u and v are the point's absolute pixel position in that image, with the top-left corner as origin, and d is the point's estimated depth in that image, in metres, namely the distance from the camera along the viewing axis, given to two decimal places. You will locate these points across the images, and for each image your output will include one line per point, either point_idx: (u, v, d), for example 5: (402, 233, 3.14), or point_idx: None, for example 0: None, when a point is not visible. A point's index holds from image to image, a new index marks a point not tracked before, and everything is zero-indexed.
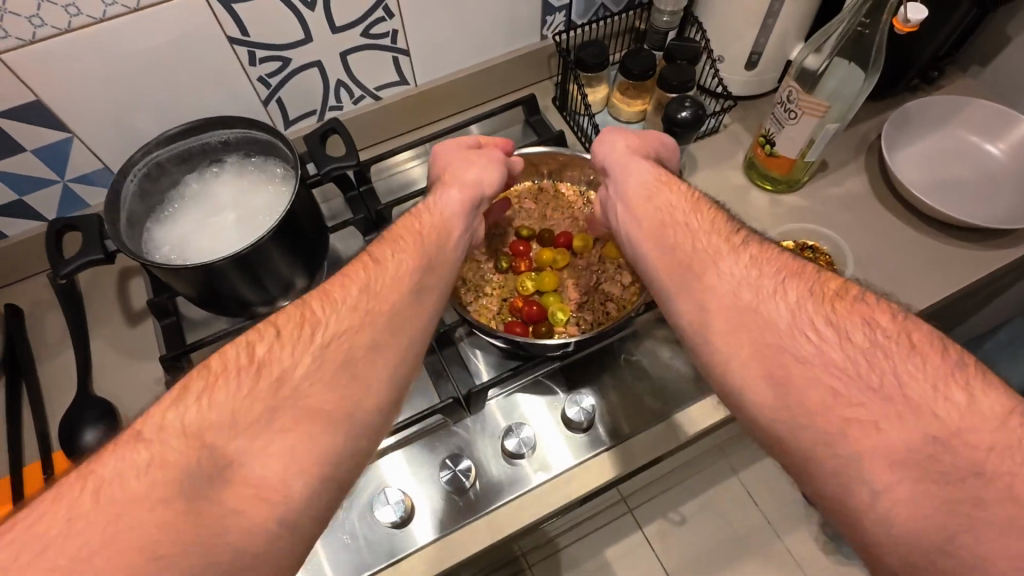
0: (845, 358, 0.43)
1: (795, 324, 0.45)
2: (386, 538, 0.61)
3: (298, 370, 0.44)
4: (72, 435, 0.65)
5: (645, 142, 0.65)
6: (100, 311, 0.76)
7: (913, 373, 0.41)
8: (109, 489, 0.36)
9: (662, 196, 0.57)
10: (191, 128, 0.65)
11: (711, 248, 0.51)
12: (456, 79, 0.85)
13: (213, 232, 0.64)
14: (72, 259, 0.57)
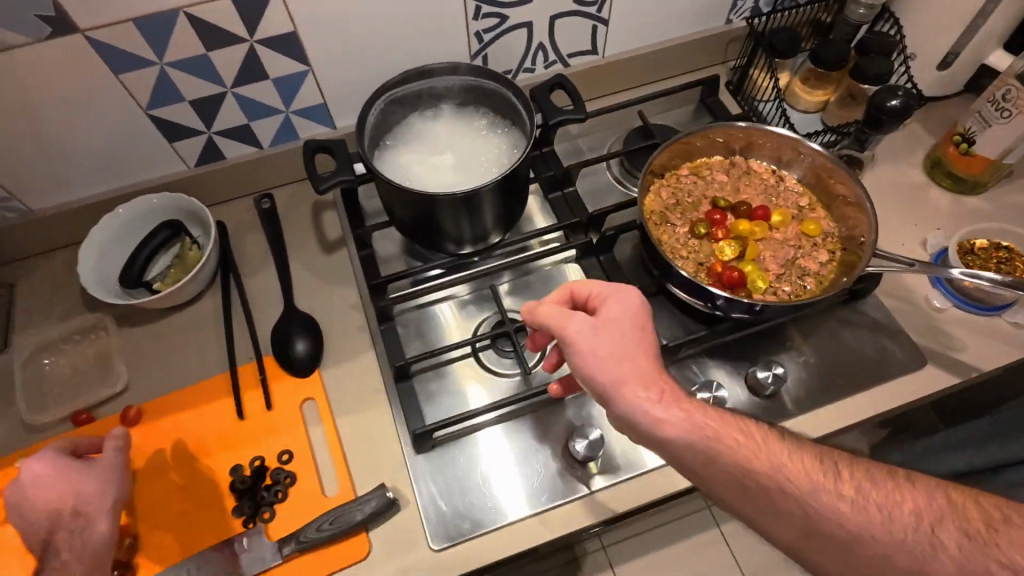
0: (956, 543, 0.45)
1: (846, 507, 0.48)
2: (549, 477, 0.64)
3: None
4: (285, 344, 0.71)
5: (615, 313, 0.54)
6: (297, 237, 0.81)
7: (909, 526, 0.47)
8: None
9: (684, 407, 0.52)
10: (428, 69, 0.67)
11: (726, 437, 0.51)
12: (642, 54, 0.87)
13: (435, 172, 0.68)
14: (329, 177, 0.62)
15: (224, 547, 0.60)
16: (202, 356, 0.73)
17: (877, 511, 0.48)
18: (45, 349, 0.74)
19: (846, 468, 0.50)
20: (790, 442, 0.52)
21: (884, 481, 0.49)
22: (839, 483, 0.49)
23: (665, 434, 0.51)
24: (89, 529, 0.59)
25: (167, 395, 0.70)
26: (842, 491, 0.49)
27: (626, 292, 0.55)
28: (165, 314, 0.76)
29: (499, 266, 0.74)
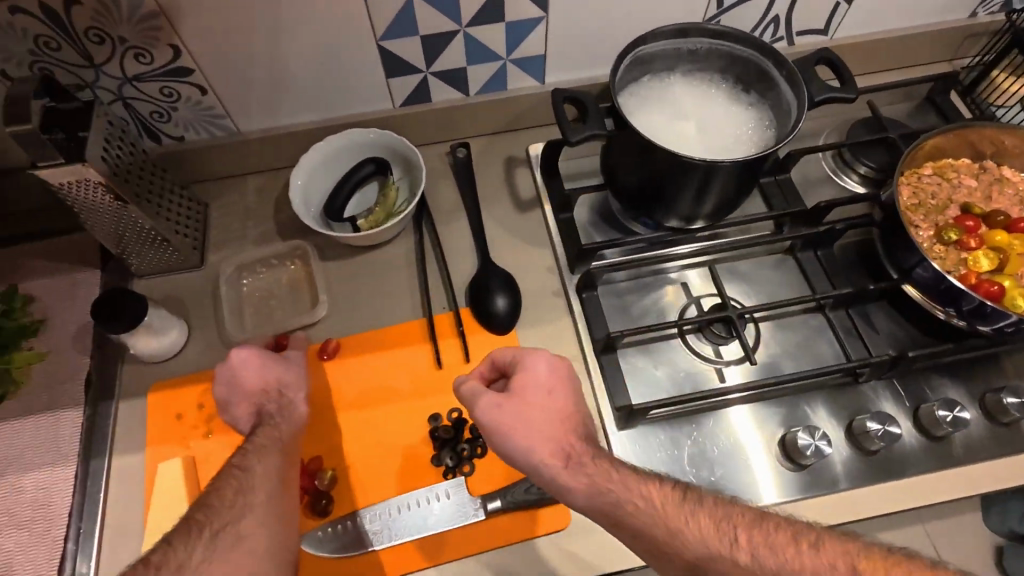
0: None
1: (731, 563, 0.45)
2: (732, 479, 0.61)
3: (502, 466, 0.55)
4: (485, 298, 0.69)
5: (529, 380, 0.55)
6: (490, 191, 0.79)
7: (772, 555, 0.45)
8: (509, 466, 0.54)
9: (588, 472, 0.51)
10: (686, 29, 0.63)
11: (631, 500, 0.49)
12: (874, 40, 0.80)
13: (674, 139, 0.63)
14: (581, 129, 0.58)
15: (429, 491, 0.61)
16: (396, 300, 0.72)
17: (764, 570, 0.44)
18: (241, 270, 0.74)
19: (748, 532, 0.46)
20: (693, 504, 0.49)
21: (783, 544, 0.45)
22: (733, 543, 0.46)
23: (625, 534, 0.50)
24: (292, 409, 0.61)
25: (360, 334, 0.70)
26: (733, 554, 0.46)
27: (539, 358, 0.56)
28: (357, 252, 0.75)
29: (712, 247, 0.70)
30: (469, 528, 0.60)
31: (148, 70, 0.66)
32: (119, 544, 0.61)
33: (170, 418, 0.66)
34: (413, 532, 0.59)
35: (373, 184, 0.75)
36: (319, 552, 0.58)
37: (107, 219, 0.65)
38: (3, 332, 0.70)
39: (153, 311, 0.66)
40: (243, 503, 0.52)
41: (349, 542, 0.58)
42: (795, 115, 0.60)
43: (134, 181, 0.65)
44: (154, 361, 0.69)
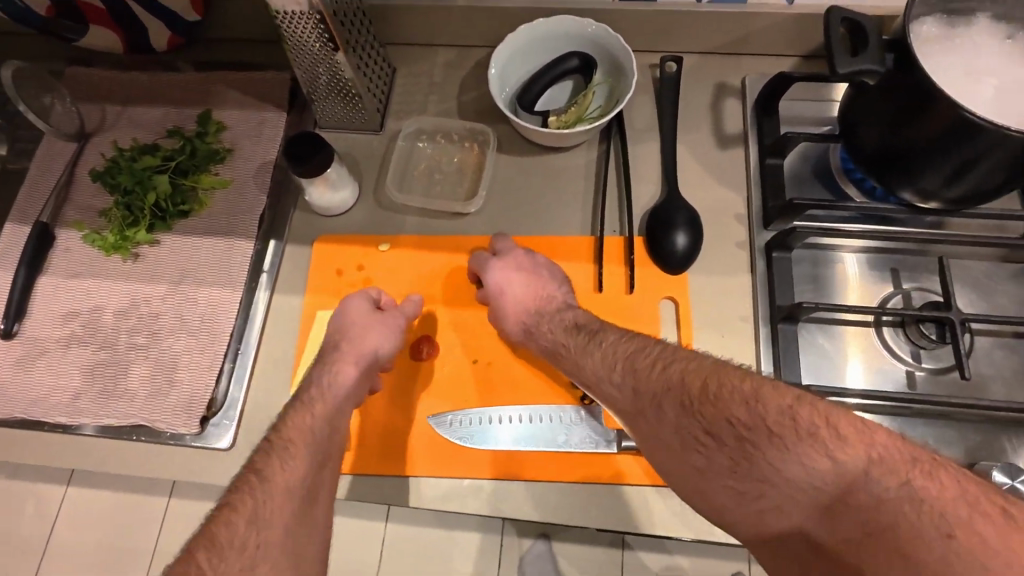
0: (676, 416, 0.45)
1: (617, 387, 0.50)
2: None
3: (576, 373, 0.55)
4: (663, 232, 0.63)
5: (489, 271, 0.62)
6: (691, 118, 0.71)
7: (715, 407, 0.43)
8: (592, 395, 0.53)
9: (536, 326, 0.59)
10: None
11: (558, 346, 0.57)
12: None
13: (959, 92, 0.51)
14: (853, 62, 0.49)
15: (562, 412, 0.59)
16: (565, 209, 0.68)
17: (631, 387, 0.50)
18: (417, 143, 0.72)
19: (627, 361, 0.51)
20: (592, 343, 0.54)
21: (644, 366, 0.50)
22: (614, 370, 0.51)
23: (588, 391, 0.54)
24: (340, 377, 0.57)
25: (526, 237, 0.67)
26: (613, 377, 0.51)
27: (510, 258, 0.63)
28: (534, 151, 0.70)
29: (945, 238, 0.58)
30: (597, 458, 0.58)
31: None
32: (270, 374, 0.66)
33: (331, 271, 0.68)
34: (541, 443, 0.58)
35: (570, 81, 0.69)
36: (449, 436, 0.60)
37: (312, 61, 0.64)
38: (196, 151, 0.73)
39: (335, 164, 0.66)
40: (268, 480, 0.49)
41: (476, 437, 0.59)
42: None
43: (346, 27, 0.63)
44: (322, 212, 0.70)
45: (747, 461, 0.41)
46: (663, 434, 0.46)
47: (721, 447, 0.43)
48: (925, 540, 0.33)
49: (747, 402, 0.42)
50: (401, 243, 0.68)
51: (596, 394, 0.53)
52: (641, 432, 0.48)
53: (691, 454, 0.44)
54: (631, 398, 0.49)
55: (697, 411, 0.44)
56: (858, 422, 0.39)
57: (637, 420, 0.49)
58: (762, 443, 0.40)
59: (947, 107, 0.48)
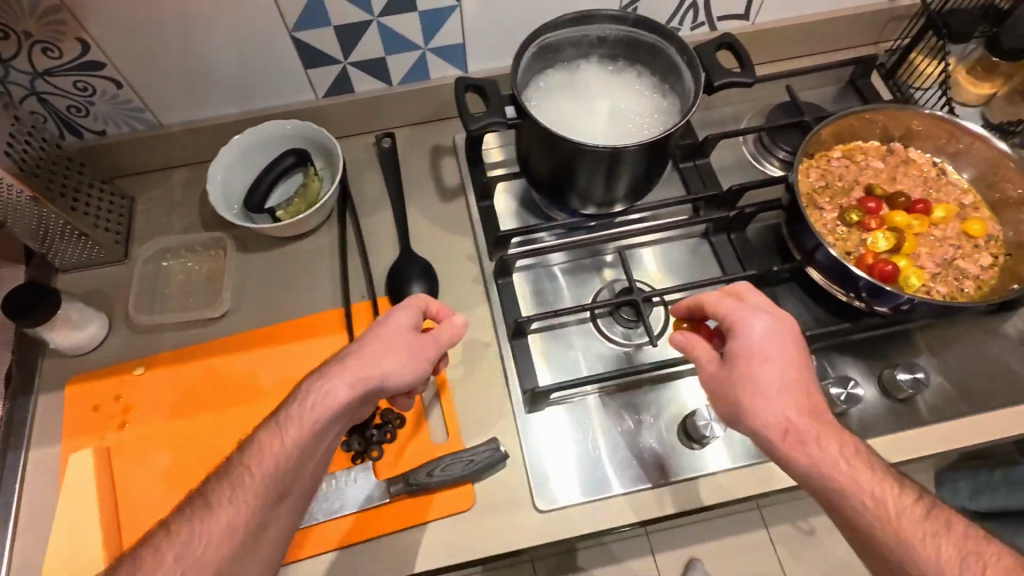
0: (847, 469, 0.48)
1: (798, 437, 0.49)
2: (640, 456, 0.62)
3: (721, 377, 0.53)
4: (401, 286, 0.69)
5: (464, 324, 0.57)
6: (415, 180, 0.79)
7: (837, 455, 0.49)
8: (756, 396, 0.50)
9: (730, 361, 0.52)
10: (585, 15, 0.64)
11: (713, 367, 0.53)
12: (793, 25, 0.81)
13: (583, 127, 0.64)
14: (480, 117, 0.59)
15: (334, 479, 0.60)
16: (315, 288, 0.73)
17: (810, 454, 0.49)
18: (163, 263, 0.75)
19: (802, 410, 0.50)
20: (849, 463, 0.48)
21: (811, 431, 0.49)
22: (796, 411, 0.50)
23: (744, 398, 0.51)
24: (326, 394, 0.51)
25: (280, 323, 0.70)
26: (802, 424, 0.50)
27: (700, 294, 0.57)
28: (278, 243, 0.75)
29: (621, 234, 0.70)
30: (375, 514, 0.60)
31: (58, 65, 0.66)
32: (35, 535, 0.62)
33: (86, 410, 0.66)
34: (319, 515, 0.59)
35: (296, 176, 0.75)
36: None
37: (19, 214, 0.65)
38: None
39: (69, 304, 0.66)
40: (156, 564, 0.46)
41: None
42: (690, 78, 0.61)
43: (43, 175, 0.65)
44: (74, 354, 0.70)
45: (900, 537, 0.46)
46: (842, 473, 0.48)
47: (852, 484, 0.48)
48: None
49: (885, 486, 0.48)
50: (156, 362, 0.68)
51: (795, 412, 0.50)
52: (807, 451, 0.49)
53: (837, 475, 0.48)
54: (819, 439, 0.49)
55: (850, 463, 0.49)
56: (980, 537, 0.47)
57: (816, 446, 0.49)
58: (915, 526, 0.47)
59: (561, 146, 0.61)
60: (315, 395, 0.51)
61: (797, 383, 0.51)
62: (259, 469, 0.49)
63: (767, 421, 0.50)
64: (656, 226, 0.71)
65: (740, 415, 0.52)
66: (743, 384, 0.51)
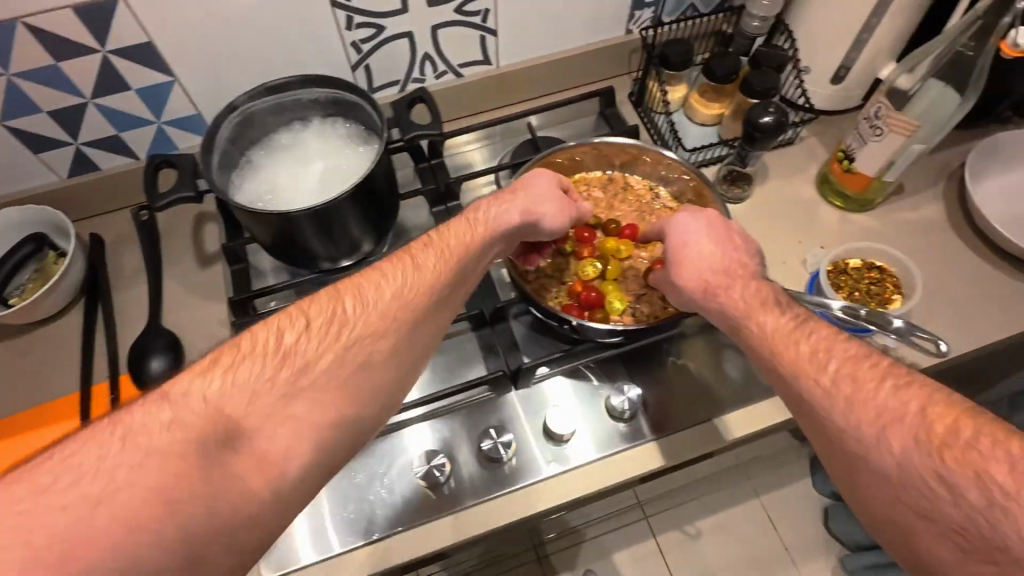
0: (903, 436, 0.42)
1: (812, 377, 0.48)
2: (366, 509, 0.62)
3: (807, 358, 0.49)
4: (140, 362, 0.69)
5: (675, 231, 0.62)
6: (176, 250, 0.80)
7: (870, 394, 0.45)
8: (816, 354, 0.49)
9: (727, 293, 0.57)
10: (260, 87, 0.65)
11: (747, 320, 0.54)
12: (536, 64, 0.86)
13: (293, 187, 0.66)
14: (167, 193, 0.60)
15: None
16: (59, 372, 0.71)
17: (809, 379, 0.48)
18: None
19: (825, 357, 0.48)
20: (799, 331, 0.51)
21: (867, 375, 0.46)
22: (824, 359, 0.48)
23: (791, 352, 0.50)
24: (306, 345, 0.46)
25: (15, 414, 0.68)
26: (829, 378, 0.47)
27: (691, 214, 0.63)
28: (25, 330, 0.73)
29: None
30: None
31: None
32: None
33: None
34: None
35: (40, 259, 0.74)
36: None
37: None
38: None
39: None
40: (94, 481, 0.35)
41: None
42: (381, 135, 0.65)
43: None
44: None
45: (942, 462, 0.40)
46: (869, 420, 0.44)
47: (925, 452, 0.41)
48: (936, 508, 0.40)
49: (898, 406, 0.44)
50: None
51: (777, 346, 0.50)
52: (881, 407, 0.44)
53: (897, 429, 0.43)
54: (893, 399, 0.44)
55: (901, 395, 0.44)
56: (997, 432, 0.40)
57: (887, 393, 0.45)
58: (928, 453, 0.41)
59: (263, 217, 0.62)
60: (269, 328, 0.47)
61: (856, 353, 0.48)
62: (360, 323, 0.49)
63: (848, 395, 0.45)
64: None
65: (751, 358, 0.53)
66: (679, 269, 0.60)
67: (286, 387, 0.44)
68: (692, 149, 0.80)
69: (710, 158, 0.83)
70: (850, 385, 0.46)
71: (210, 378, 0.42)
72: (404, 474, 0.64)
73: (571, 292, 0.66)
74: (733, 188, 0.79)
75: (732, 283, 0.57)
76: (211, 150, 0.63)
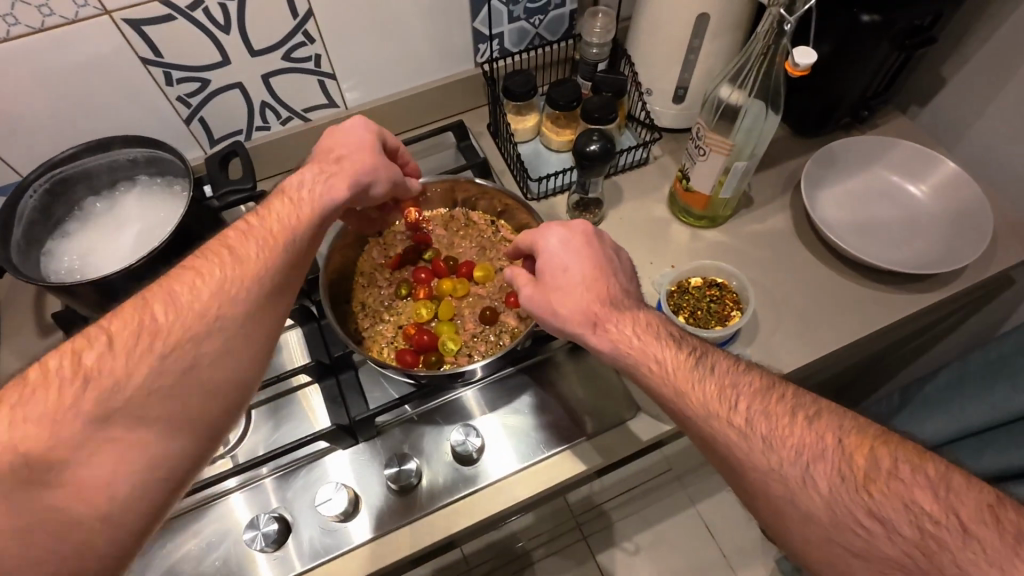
0: (826, 465, 0.43)
1: (726, 417, 0.47)
2: None
3: (716, 396, 0.48)
4: None
5: (548, 249, 0.58)
6: (13, 321, 0.76)
7: (780, 431, 0.45)
8: (721, 392, 0.49)
9: (612, 333, 0.54)
10: (63, 156, 0.64)
11: (648, 364, 0.52)
12: (386, 103, 0.85)
13: (110, 251, 0.64)
14: None
15: None
16: None
17: (722, 426, 0.47)
18: None
19: (735, 395, 0.48)
20: (701, 368, 0.50)
21: (776, 409, 0.47)
22: (733, 398, 0.48)
23: (696, 396, 0.49)
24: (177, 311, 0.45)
25: None
26: (742, 417, 0.47)
27: (557, 233, 0.59)
28: None
29: None
30: None
31: None
32: None
33: None
34: None
35: None
36: None
37: None
38: None
39: None
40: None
41: None
42: (190, 194, 0.63)
43: None
44: None
45: (845, 496, 0.42)
46: (791, 452, 0.44)
47: (843, 479, 0.43)
48: (864, 537, 0.41)
49: (806, 438, 0.45)
50: None
51: (683, 393, 0.50)
52: (801, 444, 0.45)
53: (819, 467, 0.43)
54: (809, 429, 0.45)
55: (808, 428, 0.45)
56: (890, 455, 0.43)
57: (799, 425, 0.46)
58: (848, 485, 0.42)
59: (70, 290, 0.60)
60: (135, 301, 0.45)
61: (758, 387, 0.48)
62: (215, 290, 0.47)
63: (763, 425, 0.46)
64: None
65: (661, 403, 0.51)
66: (568, 303, 0.55)
67: (161, 352, 0.43)
68: (541, 178, 0.81)
69: (563, 184, 0.83)
70: (762, 417, 0.46)
71: (81, 354, 0.42)
72: (238, 545, 0.60)
73: (404, 338, 0.65)
74: (584, 214, 0.80)
75: (613, 317, 0.54)
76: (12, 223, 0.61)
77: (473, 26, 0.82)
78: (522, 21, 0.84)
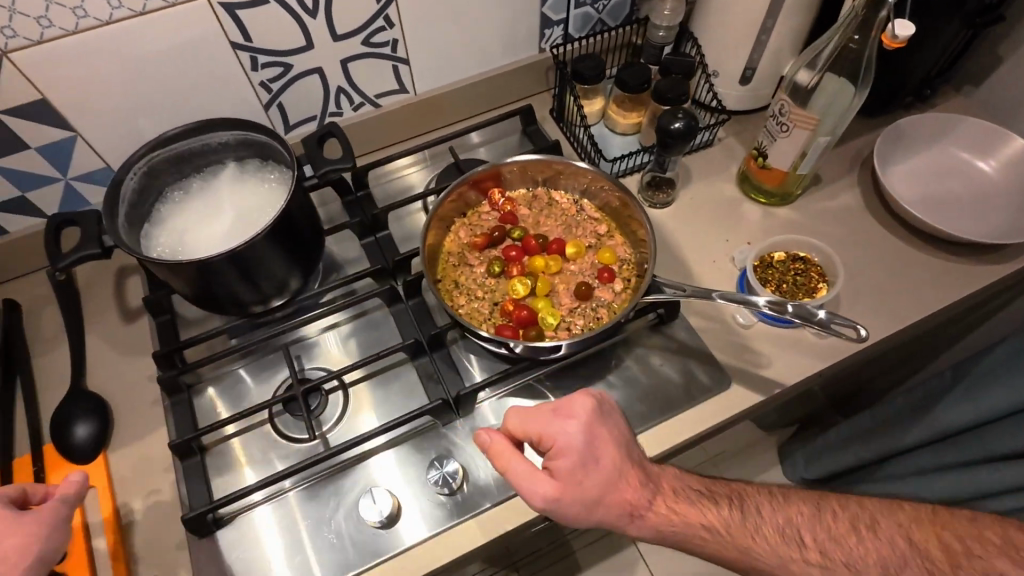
0: (912, 556, 0.56)
1: (808, 550, 0.57)
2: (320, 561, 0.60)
3: (791, 533, 0.58)
4: (63, 431, 0.66)
5: (572, 443, 0.52)
6: (97, 308, 0.77)
7: (851, 550, 0.57)
8: (784, 531, 0.58)
9: (654, 513, 0.55)
10: (161, 139, 0.64)
11: (699, 533, 0.57)
12: (456, 89, 0.86)
13: (208, 233, 0.65)
14: (69, 253, 0.58)
15: None
16: None
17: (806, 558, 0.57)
18: None
19: (805, 527, 0.59)
20: (749, 519, 0.58)
21: (839, 529, 0.58)
22: (797, 527, 0.58)
23: (762, 547, 0.57)
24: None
25: None
26: (816, 546, 0.58)
27: (578, 420, 0.53)
28: None
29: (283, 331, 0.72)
30: None
31: None
32: None
33: None
34: None
35: None
36: None
37: None
38: None
39: None
40: None
41: None
42: (294, 172, 0.64)
43: None
44: None
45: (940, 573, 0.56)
46: (882, 559, 0.57)
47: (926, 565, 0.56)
48: None
49: (878, 540, 0.58)
50: None
51: (755, 551, 0.57)
52: (876, 554, 0.57)
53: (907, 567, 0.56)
54: (882, 540, 0.58)
55: (858, 533, 0.58)
56: (938, 535, 0.58)
57: (868, 535, 0.58)
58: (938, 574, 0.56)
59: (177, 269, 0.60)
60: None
61: (812, 510, 0.60)
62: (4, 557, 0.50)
63: (839, 545, 0.57)
64: (321, 311, 0.73)
65: (721, 562, 0.58)
66: (607, 499, 0.53)
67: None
68: (614, 159, 0.82)
69: (633, 166, 0.84)
70: (840, 535, 0.58)
71: None
72: (354, 520, 0.62)
73: (500, 314, 0.66)
74: (658, 193, 0.81)
75: (657, 500, 0.56)
76: (116, 206, 0.61)
77: (543, 11, 0.83)
78: (588, 6, 0.84)
